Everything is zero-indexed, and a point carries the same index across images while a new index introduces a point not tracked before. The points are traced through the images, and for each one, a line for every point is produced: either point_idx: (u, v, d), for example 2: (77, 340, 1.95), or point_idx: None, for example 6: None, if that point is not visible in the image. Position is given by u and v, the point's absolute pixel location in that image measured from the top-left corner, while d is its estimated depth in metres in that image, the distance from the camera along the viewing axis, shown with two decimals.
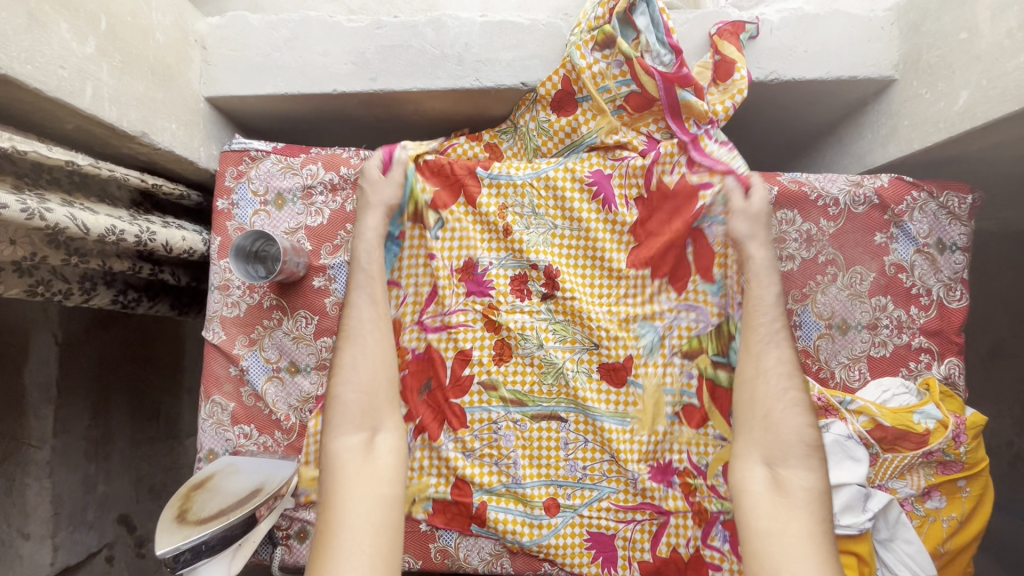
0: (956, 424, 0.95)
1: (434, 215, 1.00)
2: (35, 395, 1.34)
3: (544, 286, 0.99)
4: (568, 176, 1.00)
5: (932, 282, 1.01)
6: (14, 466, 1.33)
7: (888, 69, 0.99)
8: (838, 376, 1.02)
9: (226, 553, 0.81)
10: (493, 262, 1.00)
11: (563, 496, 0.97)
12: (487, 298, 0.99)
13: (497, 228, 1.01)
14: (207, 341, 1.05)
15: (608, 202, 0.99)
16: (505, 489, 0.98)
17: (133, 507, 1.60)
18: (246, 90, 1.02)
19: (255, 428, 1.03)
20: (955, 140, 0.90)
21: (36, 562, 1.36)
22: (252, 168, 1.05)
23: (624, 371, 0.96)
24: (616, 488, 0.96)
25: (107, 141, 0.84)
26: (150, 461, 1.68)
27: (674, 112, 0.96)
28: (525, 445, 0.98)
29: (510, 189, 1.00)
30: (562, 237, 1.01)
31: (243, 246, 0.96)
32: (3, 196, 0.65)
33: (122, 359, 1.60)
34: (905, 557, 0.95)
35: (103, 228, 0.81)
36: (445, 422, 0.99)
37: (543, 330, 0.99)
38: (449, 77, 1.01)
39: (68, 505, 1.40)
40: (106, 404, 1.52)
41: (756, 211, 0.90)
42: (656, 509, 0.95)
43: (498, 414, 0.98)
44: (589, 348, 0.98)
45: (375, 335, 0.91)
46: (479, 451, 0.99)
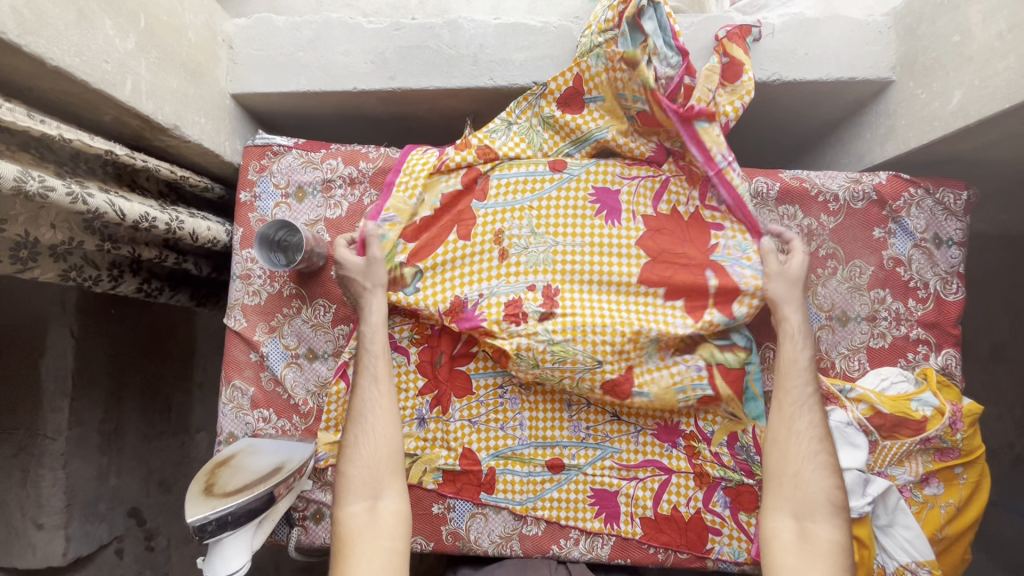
0: (952, 411, 0.98)
1: (410, 270, 1.03)
2: (51, 388, 1.43)
3: (541, 306, 1.00)
4: (572, 199, 1.04)
5: (929, 275, 1.04)
6: (30, 457, 1.43)
7: (886, 71, 1.04)
8: (838, 365, 1.05)
9: (249, 526, 0.85)
10: (483, 294, 1.02)
11: (568, 456, 1.06)
12: (480, 327, 0.99)
13: (493, 254, 1.03)
14: (228, 328, 1.08)
15: (613, 214, 1.03)
16: (511, 452, 1.06)
17: (144, 501, 1.67)
18: (270, 87, 1.07)
19: (274, 412, 1.07)
20: (950, 138, 0.93)
21: (49, 551, 1.44)
22: (274, 162, 1.09)
23: (627, 386, 0.98)
24: (620, 449, 1.06)
25: (141, 134, 0.89)
26: (160, 454, 1.75)
27: (696, 142, 0.96)
28: (532, 408, 1.07)
29: (505, 215, 1.04)
30: (563, 254, 1.02)
31: (267, 235, 1.01)
32: (51, 180, 0.70)
33: (134, 352, 1.65)
34: (905, 543, 0.99)
35: (138, 215, 0.85)
36: (451, 392, 1.07)
37: (540, 351, 0.96)
38: (464, 76, 1.06)
39: (81, 497, 1.50)
40: (118, 397, 1.59)
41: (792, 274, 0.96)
42: (659, 467, 1.05)
43: (502, 380, 1.07)
44: (591, 367, 0.97)
45: (376, 412, 0.93)
46: (485, 418, 1.06)
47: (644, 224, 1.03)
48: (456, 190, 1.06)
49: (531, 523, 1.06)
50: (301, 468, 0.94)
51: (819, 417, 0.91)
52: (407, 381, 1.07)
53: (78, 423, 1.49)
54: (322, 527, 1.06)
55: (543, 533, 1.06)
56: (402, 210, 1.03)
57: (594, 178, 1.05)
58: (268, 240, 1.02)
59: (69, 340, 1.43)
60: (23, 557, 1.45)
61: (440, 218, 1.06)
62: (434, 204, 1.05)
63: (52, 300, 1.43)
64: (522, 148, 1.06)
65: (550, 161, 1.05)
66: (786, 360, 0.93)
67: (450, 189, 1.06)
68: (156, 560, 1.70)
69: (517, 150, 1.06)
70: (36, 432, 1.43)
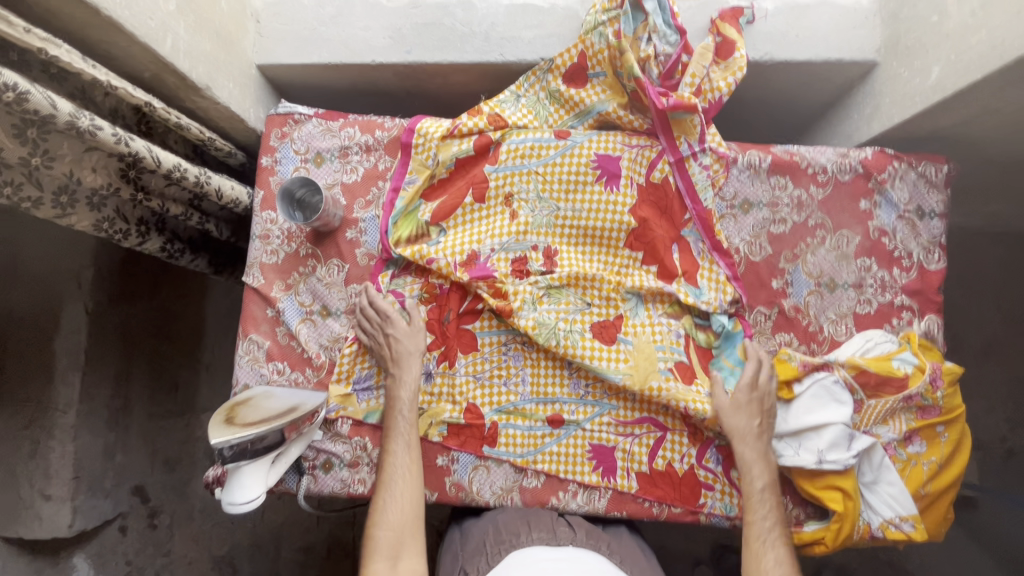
0: (932, 369, 1.03)
1: (434, 229, 1.14)
2: (63, 362, 1.58)
3: (542, 265, 1.11)
4: (573, 166, 1.11)
5: (913, 245, 1.10)
6: (41, 429, 1.58)
7: (871, 53, 1.10)
8: (826, 330, 1.11)
9: (265, 460, 0.92)
10: (495, 249, 1.11)
11: (567, 413, 1.11)
12: (491, 279, 1.09)
13: (503, 214, 1.13)
14: (247, 284, 1.14)
15: (612, 180, 1.10)
16: (513, 407, 1.11)
17: (148, 479, 1.88)
18: (293, 58, 1.13)
19: (288, 365, 1.12)
20: (930, 111, 1.00)
21: (56, 522, 1.62)
22: (295, 130, 1.15)
23: (614, 328, 1.10)
24: (618, 406, 1.11)
25: (176, 94, 0.96)
26: (164, 434, 1.92)
27: (664, 130, 1.08)
28: (533, 364, 1.12)
29: (514, 178, 1.12)
30: (565, 217, 1.12)
31: (290, 190, 1.08)
32: (100, 120, 0.76)
33: (145, 333, 1.80)
34: (889, 498, 1.04)
35: (172, 163, 0.91)
36: (457, 347, 1.12)
37: (537, 294, 1.10)
38: (475, 52, 1.13)
39: (88, 473, 1.68)
40: (126, 377, 1.76)
41: (740, 402, 1.03)
42: (655, 424, 1.10)
43: (506, 338, 1.12)
44: (582, 308, 1.11)
45: (405, 479, 0.99)
46: (489, 374, 1.12)
47: (636, 193, 1.11)
48: (469, 155, 1.13)
49: (531, 476, 1.11)
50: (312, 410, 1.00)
51: (785, 552, 0.95)
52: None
53: (88, 398, 1.65)
54: (331, 477, 1.10)
55: (543, 486, 1.10)
56: (422, 170, 1.14)
57: (597, 146, 1.11)
58: (290, 194, 1.09)
59: (83, 317, 1.59)
60: (28, 529, 1.61)
61: (457, 181, 1.15)
62: (450, 166, 1.14)
63: (68, 279, 1.57)
64: (529, 118, 1.13)
65: (555, 130, 1.12)
66: (746, 489, 0.99)
67: (462, 153, 1.13)
68: (159, 537, 1.90)
69: (525, 121, 1.13)
70: (47, 406, 1.59)
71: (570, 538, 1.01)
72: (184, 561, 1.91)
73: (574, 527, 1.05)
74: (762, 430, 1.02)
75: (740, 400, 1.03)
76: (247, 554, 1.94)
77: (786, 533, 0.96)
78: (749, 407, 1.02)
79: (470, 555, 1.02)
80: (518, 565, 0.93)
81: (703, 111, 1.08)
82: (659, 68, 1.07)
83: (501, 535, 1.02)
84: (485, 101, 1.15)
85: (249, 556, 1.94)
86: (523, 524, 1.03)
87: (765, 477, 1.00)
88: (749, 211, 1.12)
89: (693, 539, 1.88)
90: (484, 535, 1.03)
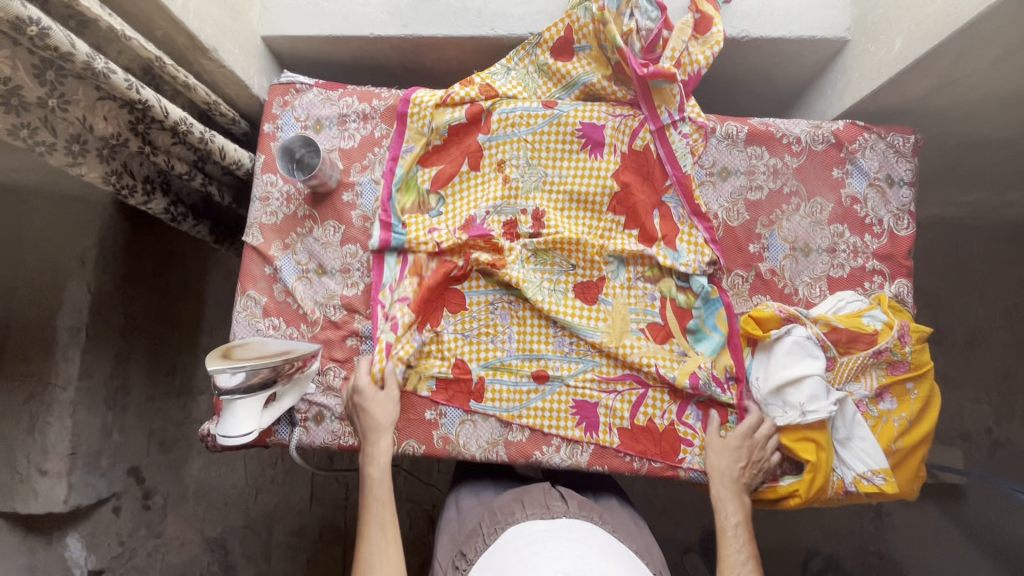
0: (900, 325, 1.08)
1: (434, 196, 1.20)
2: (64, 338, 1.62)
3: (531, 228, 1.16)
4: (561, 134, 1.16)
5: (883, 212, 1.15)
6: (38, 404, 1.60)
7: (842, 31, 1.17)
8: (801, 292, 1.15)
9: (258, 399, 0.96)
10: (490, 212, 1.16)
11: (552, 368, 1.15)
12: (489, 237, 1.14)
13: (497, 179, 1.18)
14: (247, 244, 1.19)
15: (597, 148, 1.16)
16: (500, 363, 1.15)
17: (143, 460, 1.92)
18: (297, 30, 1.20)
19: (284, 320, 1.17)
20: (895, 81, 1.06)
21: (51, 497, 1.63)
22: (296, 98, 1.21)
23: (595, 290, 1.17)
24: (600, 363, 1.15)
25: (184, 55, 1.02)
26: (161, 415, 1.98)
27: (645, 99, 1.14)
28: (519, 322, 1.16)
29: (506, 146, 1.17)
30: (553, 183, 1.18)
31: (291, 147, 1.16)
32: (114, 65, 0.82)
33: (144, 316, 1.88)
34: (862, 452, 1.08)
35: (178, 117, 0.97)
36: (446, 306, 1.17)
37: (524, 255, 1.16)
38: (468, 26, 1.19)
39: (86, 447, 1.71)
40: (127, 356, 1.82)
41: (728, 445, 1.08)
42: (637, 380, 1.14)
43: (494, 298, 1.17)
44: (567, 270, 1.17)
45: (383, 565, 0.93)
46: (477, 331, 1.16)
47: (620, 159, 1.17)
48: (462, 123, 1.18)
49: (516, 430, 1.14)
50: (306, 356, 1.05)
51: None
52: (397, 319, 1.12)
53: (88, 375, 1.69)
54: (323, 429, 1.14)
55: (527, 440, 1.14)
56: (418, 139, 1.19)
57: (582, 114, 1.16)
58: (290, 152, 1.17)
59: (86, 295, 1.64)
60: (23, 502, 1.62)
61: (454, 151, 1.20)
62: (444, 133, 1.19)
63: (70, 257, 1.61)
64: (520, 90, 1.19)
65: (543, 100, 1.18)
66: (719, 526, 1.02)
67: (455, 121, 1.18)
68: (152, 518, 1.94)
69: (515, 91, 1.18)
70: (46, 381, 1.61)
71: (563, 511, 1.04)
72: (177, 542, 2.00)
73: (566, 501, 1.08)
74: (744, 472, 1.07)
75: (726, 445, 1.08)
76: (239, 534, 2.05)
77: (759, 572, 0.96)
78: (736, 451, 1.07)
79: (467, 535, 1.07)
80: (515, 537, 0.96)
81: (683, 83, 1.13)
82: (641, 42, 1.13)
83: (496, 517, 1.05)
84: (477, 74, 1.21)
85: (241, 536, 2.05)
86: (517, 504, 1.06)
87: (738, 514, 1.03)
88: (727, 178, 1.17)
89: (683, 526, 1.91)
90: (480, 518, 1.08)
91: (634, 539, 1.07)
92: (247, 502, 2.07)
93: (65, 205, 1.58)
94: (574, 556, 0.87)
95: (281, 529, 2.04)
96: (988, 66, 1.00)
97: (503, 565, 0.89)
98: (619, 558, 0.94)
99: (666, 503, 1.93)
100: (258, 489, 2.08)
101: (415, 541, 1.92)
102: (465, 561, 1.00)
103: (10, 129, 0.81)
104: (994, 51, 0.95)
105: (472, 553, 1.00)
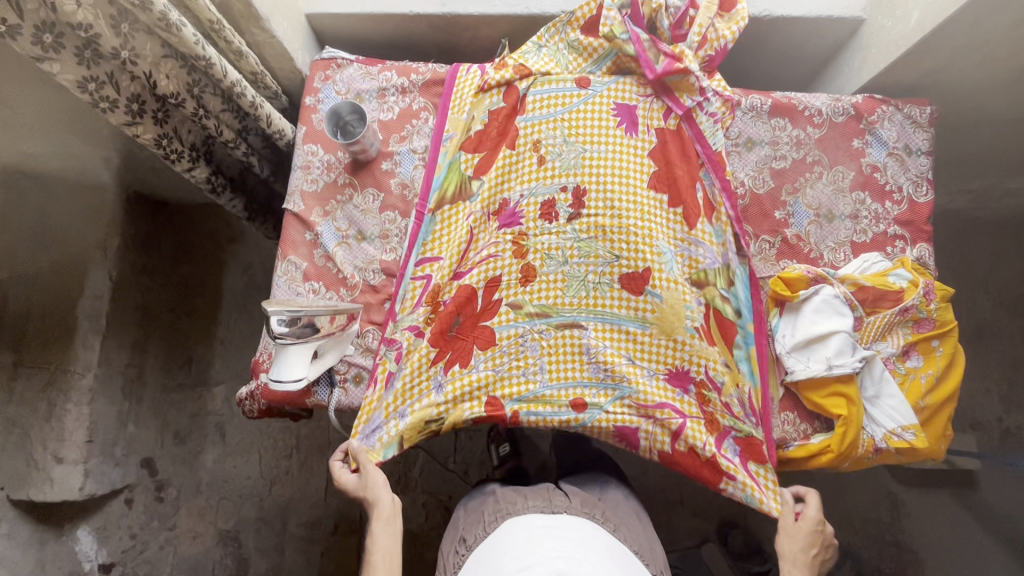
0: (925, 283, 1.12)
1: (476, 181, 1.19)
2: (85, 326, 1.60)
3: (571, 206, 1.12)
4: (597, 112, 1.16)
5: (903, 179, 1.21)
6: (57, 391, 1.58)
7: (858, 11, 1.25)
8: (826, 257, 1.19)
9: (304, 348, 1.01)
10: (524, 195, 1.14)
11: (589, 396, 1.05)
12: (518, 227, 1.12)
13: (532, 159, 1.16)
14: (288, 211, 1.23)
15: (632, 126, 1.15)
16: (534, 396, 1.05)
17: (156, 452, 1.90)
18: (340, 9, 1.29)
19: (324, 284, 1.19)
20: (911, 54, 1.13)
21: (67, 485, 1.60)
22: (337, 73, 1.27)
23: (642, 280, 1.08)
24: (638, 390, 1.05)
25: (238, 23, 1.09)
26: (176, 407, 1.97)
27: (666, 93, 1.18)
28: (552, 352, 1.07)
29: (542, 126, 1.16)
30: (591, 158, 1.13)
31: (341, 112, 1.22)
32: (184, 20, 0.86)
33: (162, 308, 1.89)
34: (890, 410, 1.10)
35: (234, 79, 1.01)
36: (475, 344, 1.09)
37: (568, 248, 1.10)
38: (504, 5, 1.27)
39: (102, 436, 1.69)
40: (143, 347, 1.82)
41: (797, 531, 1.01)
42: (674, 410, 1.05)
43: (524, 329, 1.08)
44: (611, 261, 1.10)
45: None
46: (507, 366, 1.07)
47: (655, 138, 1.17)
48: (501, 106, 1.21)
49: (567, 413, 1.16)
50: (348, 312, 1.10)
51: None
52: (419, 356, 1.09)
53: (106, 362, 1.68)
54: (361, 390, 1.15)
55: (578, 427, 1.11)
56: (458, 125, 1.22)
57: (616, 95, 1.18)
58: (337, 117, 1.23)
59: (108, 282, 1.64)
60: (38, 491, 1.58)
61: (489, 128, 1.20)
62: (484, 118, 1.21)
63: (93, 246, 1.61)
64: (551, 66, 1.21)
65: (577, 77, 1.18)
66: None
67: (495, 105, 1.21)
68: (165, 511, 1.91)
69: (547, 68, 1.20)
70: (66, 368, 1.58)
71: (565, 506, 1.00)
72: (190, 535, 1.95)
73: (569, 497, 1.04)
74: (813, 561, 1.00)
75: (798, 528, 1.01)
76: (253, 527, 1.97)
77: None
78: (808, 535, 1.01)
79: (469, 523, 1.04)
80: (515, 528, 0.93)
81: (710, 59, 1.18)
82: (669, 19, 1.19)
83: (500, 505, 1.03)
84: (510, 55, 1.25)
85: (255, 529, 1.97)
86: (519, 494, 1.04)
87: None
88: (752, 149, 1.22)
89: (701, 516, 1.87)
90: (484, 508, 1.05)
91: (636, 536, 1.02)
92: (261, 493, 1.99)
93: (89, 193, 1.59)
94: (572, 555, 0.82)
95: (297, 520, 1.97)
96: (999, 37, 1.06)
97: (497, 563, 0.84)
98: (619, 563, 0.88)
99: (683, 493, 1.89)
100: (272, 481, 1.99)
101: (431, 533, 1.90)
102: (464, 548, 0.98)
103: (80, 81, 0.86)
104: (1004, 19, 1.01)
105: (471, 540, 0.98)
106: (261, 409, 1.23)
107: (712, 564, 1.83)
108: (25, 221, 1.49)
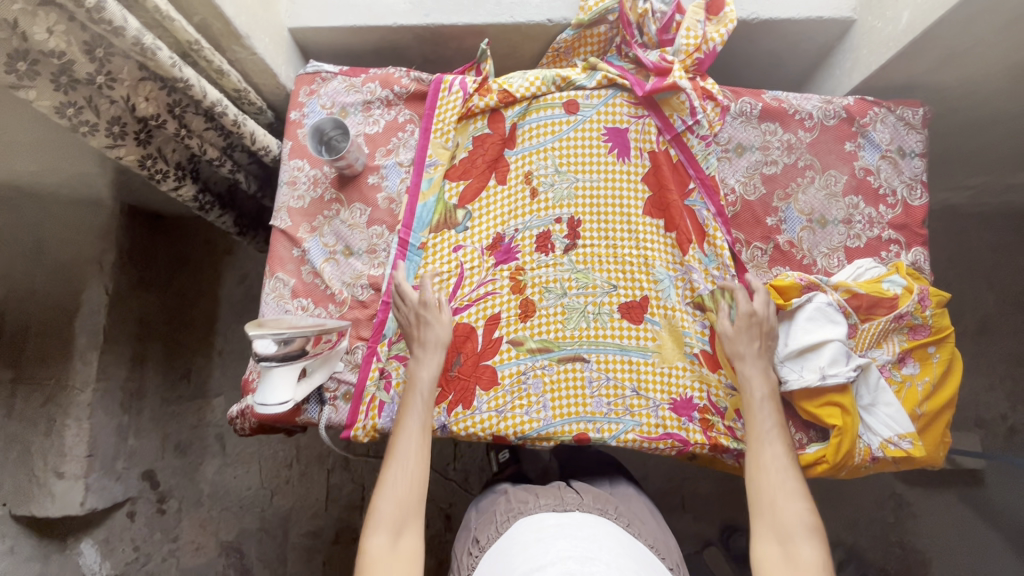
0: (920, 289, 1.10)
1: (460, 211, 1.20)
2: (83, 341, 1.60)
3: (566, 237, 1.14)
4: (587, 138, 1.16)
5: (897, 182, 1.19)
6: (57, 406, 1.58)
7: (848, 11, 1.23)
8: (819, 263, 1.18)
9: (290, 372, 1.00)
10: (519, 229, 1.16)
11: (592, 430, 1.06)
12: (514, 261, 1.14)
13: (524, 193, 1.17)
14: (275, 227, 1.22)
15: (624, 151, 1.16)
16: (537, 434, 1.06)
17: (157, 464, 1.90)
18: (322, 22, 1.28)
19: (312, 301, 1.18)
20: (904, 54, 1.11)
21: (68, 499, 1.61)
22: (322, 87, 1.26)
23: (640, 310, 1.11)
24: (640, 422, 1.06)
25: (219, 41, 1.09)
26: (176, 419, 1.97)
27: (655, 111, 1.17)
28: (554, 388, 1.08)
29: (532, 157, 1.18)
30: (584, 188, 1.15)
31: (324, 128, 1.21)
32: (160, 42, 0.85)
33: (159, 320, 1.89)
34: (887, 418, 1.08)
35: (215, 98, 1.00)
36: (477, 385, 1.10)
37: (566, 280, 1.12)
38: (488, 14, 1.26)
39: (102, 451, 1.68)
40: (142, 360, 1.82)
41: (740, 328, 1.04)
42: (678, 440, 1.05)
43: (526, 366, 1.09)
44: (608, 290, 1.12)
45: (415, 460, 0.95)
46: (510, 406, 1.08)
47: (648, 162, 1.17)
48: (485, 132, 1.22)
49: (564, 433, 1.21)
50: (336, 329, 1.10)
51: (784, 449, 0.97)
52: None
53: (104, 376, 1.67)
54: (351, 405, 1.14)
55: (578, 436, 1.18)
56: (442, 153, 1.21)
57: (605, 118, 1.17)
58: (321, 133, 1.22)
59: (104, 298, 1.63)
60: (40, 506, 1.59)
61: (476, 156, 1.21)
62: (468, 145, 1.22)
63: (89, 261, 1.61)
64: (538, 86, 1.18)
65: (565, 102, 1.18)
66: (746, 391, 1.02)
67: (479, 132, 1.22)
68: (167, 523, 1.92)
69: (532, 90, 1.18)
70: (64, 383, 1.59)
71: (577, 504, 0.99)
72: (192, 545, 1.93)
73: (580, 494, 1.03)
74: (762, 351, 1.04)
75: (742, 329, 1.04)
76: (255, 538, 1.95)
77: (786, 436, 0.98)
78: (748, 332, 1.04)
79: (481, 523, 1.03)
80: (526, 527, 0.92)
81: (699, 62, 1.16)
82: (656, 24, 1.17)
83: (510, 505, 1.02)
84: (496, 78, 1.22)
85: (257, 540, 1.95)
86: (530, 493, 1.03)
87: (763, 385, 1.02)
88: (743, 154, 1.20)
89: (702, 520, 1.85)
90: (494, 509, 1.04)
91: (650, 531, 1.01)
92: (262, 504, 1.97)
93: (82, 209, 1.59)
94: (585, 553, 0.81)
95: (298, 531, 1.95)
96: (993, 35, 1.04)
97: (508, 565, 0.83)
98: (634, 559, 0.87)
99: (685, 497, 1.87)
100: (272, 491, 1.98)
101: (431, 541, 1.90)
102: (477, 549, 0.96)
103: (58, 107, 0.86)
104: (998, 18, 0.99)
105: (484, 541, 0.97)
106: (253, 426, 1.22)
107: (713, 565, 1.80)
108: (22, 238, 1.50)
